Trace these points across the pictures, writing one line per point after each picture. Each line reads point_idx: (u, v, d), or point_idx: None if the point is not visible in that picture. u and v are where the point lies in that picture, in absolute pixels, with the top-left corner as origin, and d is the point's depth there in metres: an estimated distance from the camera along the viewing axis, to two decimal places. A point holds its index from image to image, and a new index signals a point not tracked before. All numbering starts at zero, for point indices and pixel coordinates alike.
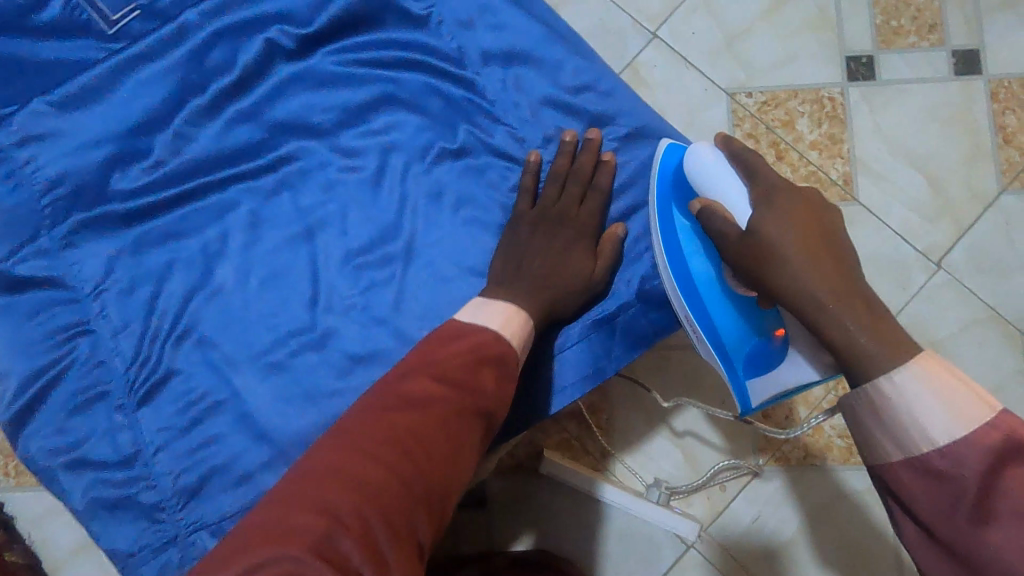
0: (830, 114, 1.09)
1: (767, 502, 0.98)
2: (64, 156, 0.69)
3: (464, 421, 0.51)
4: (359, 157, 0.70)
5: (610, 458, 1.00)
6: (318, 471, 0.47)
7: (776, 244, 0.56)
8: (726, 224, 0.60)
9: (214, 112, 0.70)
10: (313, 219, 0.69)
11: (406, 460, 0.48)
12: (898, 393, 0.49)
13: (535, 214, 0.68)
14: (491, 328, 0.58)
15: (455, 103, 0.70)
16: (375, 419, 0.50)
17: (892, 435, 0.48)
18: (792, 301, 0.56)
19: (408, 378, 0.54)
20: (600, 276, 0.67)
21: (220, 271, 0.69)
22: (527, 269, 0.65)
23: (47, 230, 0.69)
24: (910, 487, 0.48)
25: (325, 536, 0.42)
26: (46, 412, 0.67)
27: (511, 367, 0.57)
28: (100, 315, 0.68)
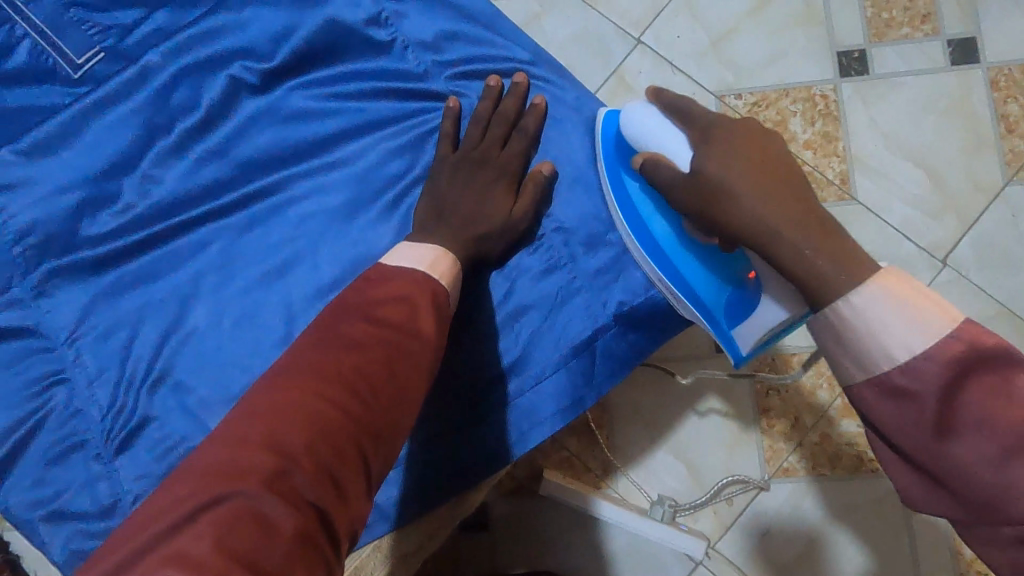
0: (823, 111, 1.06)
1: (777, 515, 0.95)
2: (35, 203, 0.68)
3: (412, 357, 0.47)
4: (329, 190, 0.68)
5: (612, 475, 0.98)
6: (259, 404, 0.42)
7: (723, 179, 0.52)
8: (674, 175, 0.56)
9: (182, 151, 0.69)
10: (284, 256, 0.67)
11: (355, 394, 0.43)
12: (857, 314, 0.43)
13: (456, 158, 0.65)
14: (428, 274, 0.53)
15: (424, 131, 0.68)
16: (314, 352, 0.45)
17: (854, 357, 0.43)
18: (746, 235, 0.51)
19: (347, 313, 0.48)
20: (520, 217, 0.63)
21: (193, 313, 0.67)
22: (449, 212, 0.62)
23: (21, 280, 0.68)
24: (875, 407, 0.42)
25: (276, 474, 0.39)
26: (25, 464, 0.66)
27: (445, 306, 0.53)
28: (75, 363, 0.67)
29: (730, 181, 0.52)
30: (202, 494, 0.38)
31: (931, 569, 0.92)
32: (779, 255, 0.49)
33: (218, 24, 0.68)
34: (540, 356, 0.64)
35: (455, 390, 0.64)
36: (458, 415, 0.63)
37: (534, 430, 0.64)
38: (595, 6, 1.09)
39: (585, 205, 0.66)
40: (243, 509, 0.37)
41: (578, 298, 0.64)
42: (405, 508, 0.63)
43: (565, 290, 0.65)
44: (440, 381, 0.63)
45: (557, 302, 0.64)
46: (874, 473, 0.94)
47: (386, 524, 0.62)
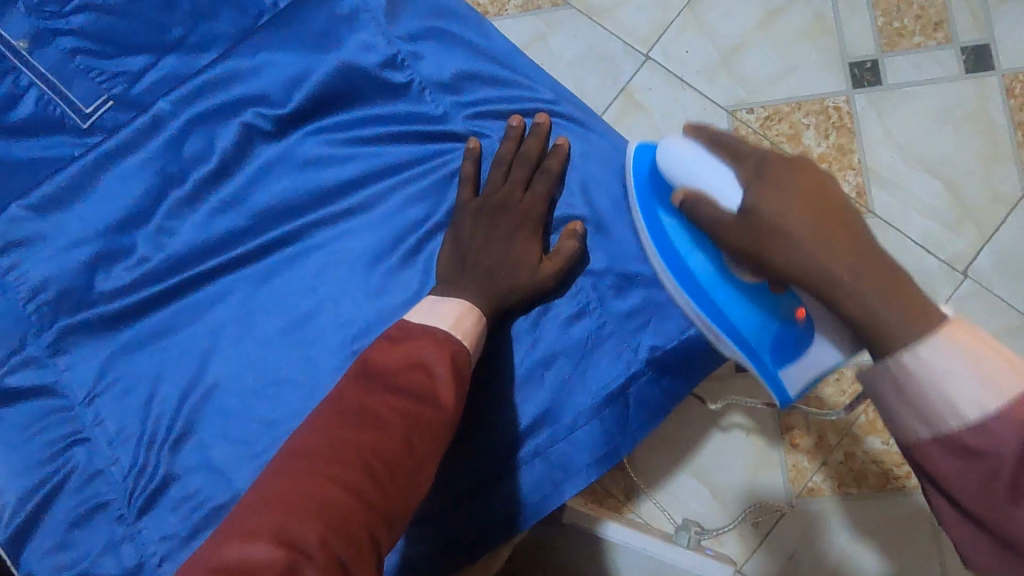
0: (837, 124, 1.04)
1: (804, 537, 0.93)
2: (48, 260, 0.67)
3: (425, 435, 0.48)
4: (348, 238, 0.66)
5: (636, 500, 0.96)
6: (275, 496, 0.42)
7: (777, 218, 0.51)
8: (718, 213, 0.55)
9: (196, 201, 0.67)
10: (304, 307, 0.66)
11: (370, 480, 0.44)
12: (925, 366, 0.40)
13: (480, 203, 0.64)
14: (450, 333, 0.53)
15: (445, 174, 0.67)
16: (331, 435, 0.46)
17: (917, 411, 0.40)
18: (801, 276, 0.49)
19: (363, 389, 0.49)
20: (552, 267, 0.61)
21: (212, 367, 0.66)
22: (478, 263, 0.61)
23: (34, 337, 0.66)
24: (938, 464, 0.40)
25: (291, 568, 0.38)
26: (46, 527, 0.64)
27: (467, 369, 0.53)
28: (94, 422, 0.66)
29: (786, 222, 0.51)
30: None
31: None
32: (838, 303, 0.47)
33: (229, 70, 0.67)
34: (571, 404, 0.62)
35: (485, 440, 0.62)
36: (489, 467, 0.62)
37: (567, 479, 0.62)
38: (602, 24, 1.07)
39: (613, 247, 0.64)
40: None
41: (608, 343, 0.63)
42: (437, 561, 0.61)
43: (595, 334, 0.63)
44: (470, 433, 0.62)
45: (588, 347, 0.63)
46: (901, 491, 0.92)
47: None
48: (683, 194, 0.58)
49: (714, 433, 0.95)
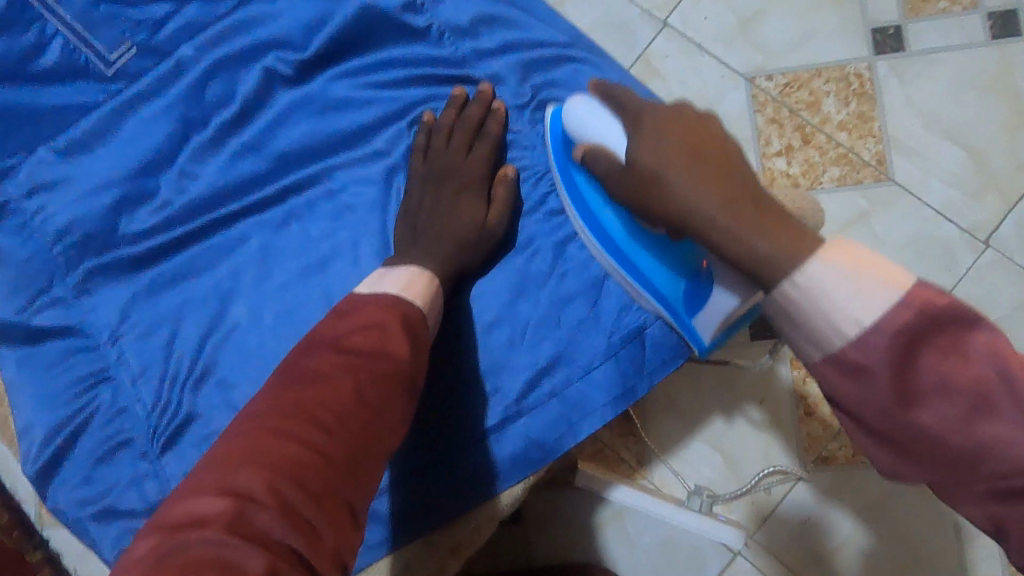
0: (858, 90, 1.02)
1: (818, 505, 0.93)
2: (73, 203, 0.68)
3: (377, 387, 0.48)
4: (365, 182, 0.67)
5: (648, 466, 0.96)
6: (226, 452, 0.44)
7: (657, 167, 0.49)
8: (609, 165, 0.54)
9: (217, 146, 0.68)
10: (324, 250, 0.67)
11: (319, 431, 0.45)
12: (810, 294, 0.39)
13: (427, 169, 0.64)
14: (401, 296, 0.54)
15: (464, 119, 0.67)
16: (281, 395, 0.47)
17: (808, 338, 0.40)
18: (685, 223, 0.47)
19: (314, 350, 0.50)
20: (496, 223, 0.62)
21: (233, 310, 0.67)
22: (426, 230, 0.61)
23: (61, 279, 0.68)
24: (834, 385, 0.40)
25: (240, 515, 0.40)
26: (73, 462, 0.66)
27: (420, 328, 0.54)
28: (119, 361, 0.67)
29: (665, 169, 0.48)
30: (168, 540, 0.39)
31: (980, 557, 0.89)
32: (721, 247, 0.45)
33: (250, 16, 0.67)
34: (587, 347, 0.62)
35: (502, 381, 0.62)
36: (505, 408, 0.62)
37: (582, 423, 0.62)
38: None
39: None
40: (209, 555, 0.37)
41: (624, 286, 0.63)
42: (450, 501, 0.61)
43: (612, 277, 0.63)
44: (487, 374, 0.62)
45: (605, 290, 0.63)
46: None
47: (437, 519, 0.61)
48: (582, 149, 0.56)
49: (725, 399, 0.95)
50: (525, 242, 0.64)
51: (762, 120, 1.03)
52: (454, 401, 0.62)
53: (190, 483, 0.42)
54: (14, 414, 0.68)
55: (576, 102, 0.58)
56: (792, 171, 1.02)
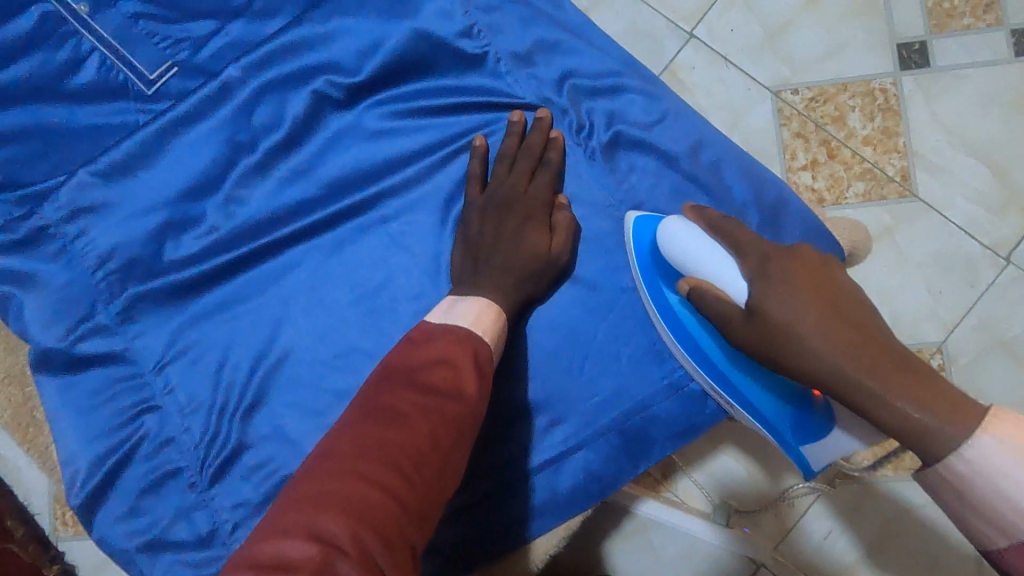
0: (883, 106, 1.03)
1: (839, 517, 0.94)
2: (115, 228, 0.66)
3: (449, 429, 0.48)
4: (416, 210, 0.66)
5: (673, 479, 0.97)
6: (306, 493, 0.44)
7: (792, 324, 0.49)
8: (728, 308, 0.53)
9: (265, 170, 0.67)
10: (377, 279, 0.66)
11: (397, 475, 0.45)
12: (978, 473, 0.42)
13: (486, 199, 0.63)
14: (470, 330, 0.54)
15: None
16: (357, 434, 0.47)
17: (993, 523, 0.42)
18: (829, 386, 0.48)
19: (388, 387, 0.50)
20: (559, 250, 0.61)
21: (283, 338, 0.66)
22: (491, 260, 0.61)
23: (103, 306, 0.66)
24: (1013, 560, 0.42)
25: (324, 564, 0.39)
26: (119, 493, 0.65)
27: (487, 365, 0.54)
28: (165, 391, 0.66)
29: (804, 331, 0.48)
30: None
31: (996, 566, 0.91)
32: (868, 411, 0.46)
33: (299, 38, 0.65)
34: (647, 380, 0.62)
35: (561, 414, 0.62)
36: (563, 441, 0.62)
37: (640, 455, 0.62)
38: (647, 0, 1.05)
39: None
40: None
41: None
42: (497, 523, 0.62)
43: None
44: (544, 406, 0.62)
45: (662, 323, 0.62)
46: None
47: (492, 547, 0.62)
48: (689, 284, 0.55)
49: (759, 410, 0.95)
50: (584, 273, 0.63)
51: (789, 135, 1.03)
52: (511, 433, 0.62)
53: (271, 523, 0.42)
54: (55, 443, 0.66)
55: (674, 229, 0.56)
56: (817, 185, 1.02)
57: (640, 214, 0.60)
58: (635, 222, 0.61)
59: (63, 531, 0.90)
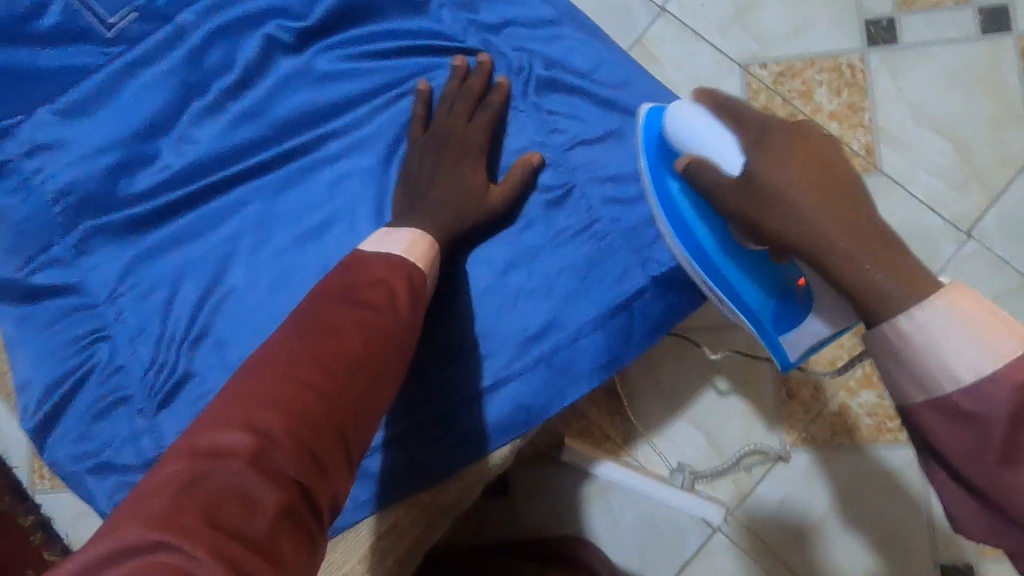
0: (849, 81, 1.04)
1: (794, 484, 0.95)
2: (73, 164, 0.69)
3: (387, 341, 0.49)
4: (361, 150, 0.69)
5: (633, 444, 0.98)
6: (242, 393, 0.44)
7: (780, 184, 0.53)
8: (720, 178, 0.56)
9: (218, 111, 0.69)
10: (323, 215, 0.68)
11: (332, 378, 0.45)
12: (920, 326, 0.41)
13: (428, 137, 0.65)
14: (404, 257, 0.55)
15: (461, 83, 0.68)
16: (296, 341, 0.47)
17: (912, 374, 0.41)
18: (798, 245, 0.51)
19: (324, 301, 0.50)
20: (499, 198, 0.63)
21: (232, 272, 0.69)
22: (428, 195, 0.62)
23: (60, 238, 0.69)
24: (937, 430, 0.40)
25: (260, 455, 0.40)
26: (70, 417, 0.68)
27: (422, 289, 0.55)
28: (117, 320, 0.69)
29: (792, 193, 0.52)
30: (187, 472, 0.39)
31: (944, 538, 0.92)
32: (834, 271, 0.49)
33: None
34: (576, 316, 0.64)
35: (495, 347, 0.64)
36: (494, 374, 0.64)
37: (567, 388, 0.64)
38: None
39: (624, 165, 0.65)
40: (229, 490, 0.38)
41: (614, 257, 0.64)
42: (438, 460, 0.64)
43: (597, 248, 0.65)
44: (477, 339, 0.64)
45: (593, 261, 0.65)
46: (889, 445, 0.93)
47: (424, 476, 0.64)
48: (688, 160, 0.57)
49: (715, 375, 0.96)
50: (520, 214, 0.65)
51: (755, 109, 1.04)
52: (444, 364, 0.64)
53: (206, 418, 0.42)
54: (12, 369, 0.69)
55: (680, 108, 0.59)
56: None
57: (649, 103, 0.61)
58: (644, 111, 0.62)
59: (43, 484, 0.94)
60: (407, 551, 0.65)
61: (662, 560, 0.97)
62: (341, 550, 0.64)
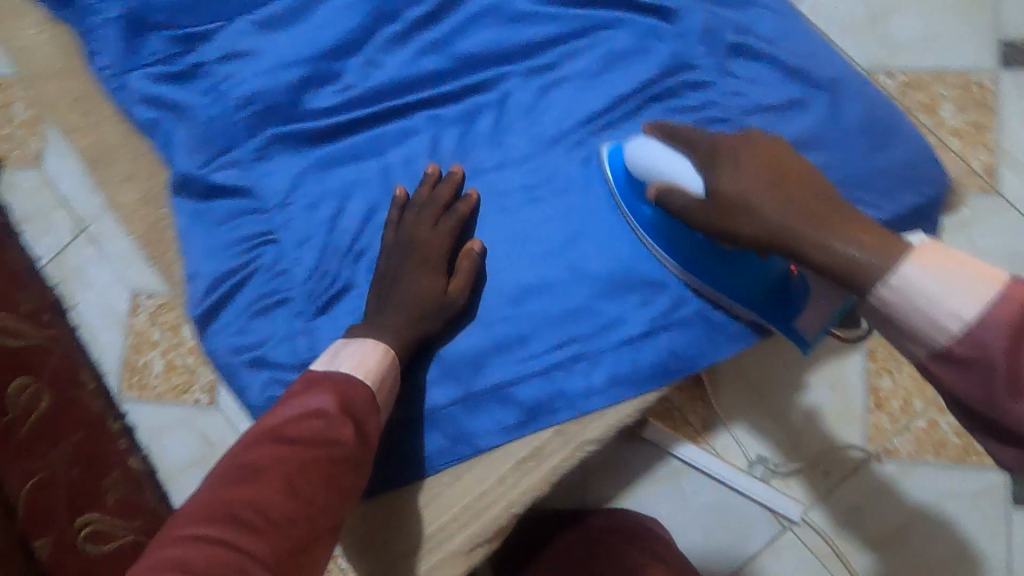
0: (978, 100, 0.93)
1: (875, 491, 0.90)
2: (261, 73, 0.72)
3: (318, 476, 0.50)
4: (541, 91, 0.70)
5: (712, 431, 0.93)
6: (161, 551, 0.43)
7: (740, 196, 0.50)
8: (687, 200, 0.54)
9: (406, 40, 0.72)
10: (501, 150, 0.70)
11: (249, 530, 0.45)
12: (903, 295, 0.42)
13: (395, 241, 0.67)
14: (348, 376, 0.57)
15: (649, 33, 0.68)
16: (218, 495, 0.47)
17: (908, 333, 0.42)
18: (773, 247, 0.49)
19: (253, 445, 0.51)
20: (456, 294, 0.65)
21: (397, 196, 0.71)
22: (387, 302, 0.64)
23: (242, 142, 0.73)
24: (942, 377, 0.42)
25: None
26: (232, 310, 0.72)
27: (365, 411, 0.56)
28: (285, 227, 0.72)
29: (754, 197, 0.50)
30: None
31: None
32: (817, 263, 0.47)
33: None
34: None
35: (656, 292, 0.66)
36: (650, 321, 0.65)
37: (719, 343, 0.66)
38: None
39: (804, 130, 0.65)
40: None
41: None
42: (582, 399, 0.65)
43: None
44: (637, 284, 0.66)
45: None
46: (982, 470, 0.89)
47: (568, 412, 0.65)
48: (655, 188, 0.57)
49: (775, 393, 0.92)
50: None
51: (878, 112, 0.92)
52: (602, 303, 0.66)
53: None
54: (182, 260, 0.74)
55: (637, 143, 0.60)
56: None
57: (609, 143, 0.64)
58: (607, 150, 0.65)
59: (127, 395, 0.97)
60: (541, 485, 0.66)
61: (727, 549, 0.92)
62: (476, 474, 0.66)
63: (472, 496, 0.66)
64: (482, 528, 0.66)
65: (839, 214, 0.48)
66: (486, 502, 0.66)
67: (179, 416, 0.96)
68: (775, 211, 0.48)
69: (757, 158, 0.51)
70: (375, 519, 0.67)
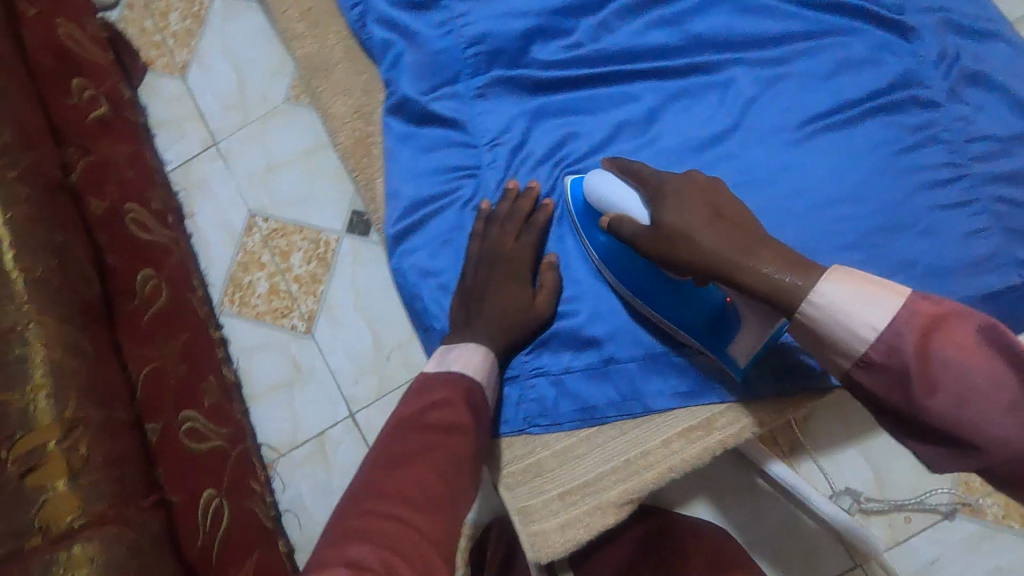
0: None
1: (955, 547, 0.89)
2: (494, 16, 0.75)
3: (455, 460, 0.56)
4: (765, 82, 0.72)
5: (796, 457, 0.92)
6: (339, 529, 0.48)
7: (682, 226, 0.55)
8: (635, 227, 0.60)
9: (639, 12, 0.75)
10: (718, 130, 0.72)
11: (412, 504, 0.50)
12: (825, 311, 0.46)
13: (481, 252, 0.70)
14: (457, 372, 0.63)
15: (883, 45, 0.71)
16: (376, 479, 0.52)
17: (836, 347, 0.46)
18: (710, 270, 0.54)
19: (395, 437, 0.57)
20: (542, 304, 0.69)
21: (606, 155, 0.73)
22: (481, 310, 0.68)
23: (465, 78, 0.76)
24: (866, 385, 0.46)
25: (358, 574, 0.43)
26: (426, 235, 0.74)
27: (479, 404, 0.62)
28: (490, 165, 0.74)
29: (692, 228, 0.55)
30: None
31: None
32: (746, 282, 0.51)
33: None
34: (945, 292, 0.66)
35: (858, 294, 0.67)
36: None
37: None
38: None
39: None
40: None
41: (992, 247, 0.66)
42: (756, 381, 0.68)
43: (976, 235, 0.67)
44: None
45: (971, 242, 0.67)
46: None
47: (743, 390, 0.68)
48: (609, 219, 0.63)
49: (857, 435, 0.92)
50: (907, 184, 0.68)
51: None
52: None
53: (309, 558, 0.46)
54: (384, 179, 0.77)
55: (594, 177, 0.66)
56: None
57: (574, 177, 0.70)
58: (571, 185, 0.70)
59: (226, 308, 1.01)
60: (704, 454, 0.67)
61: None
62: (642, 431, 0.69)
63: (635, 452, 0.69)
64: (637, 485, 0.68)
65: (761, 240, 0.53)
66: (647, 462, 0.68)
67: (275, 338, 0.99)
68: (710, 237, 0.54)
69: (698, 194, 0.57)
70: (529, 459, 0.70)
